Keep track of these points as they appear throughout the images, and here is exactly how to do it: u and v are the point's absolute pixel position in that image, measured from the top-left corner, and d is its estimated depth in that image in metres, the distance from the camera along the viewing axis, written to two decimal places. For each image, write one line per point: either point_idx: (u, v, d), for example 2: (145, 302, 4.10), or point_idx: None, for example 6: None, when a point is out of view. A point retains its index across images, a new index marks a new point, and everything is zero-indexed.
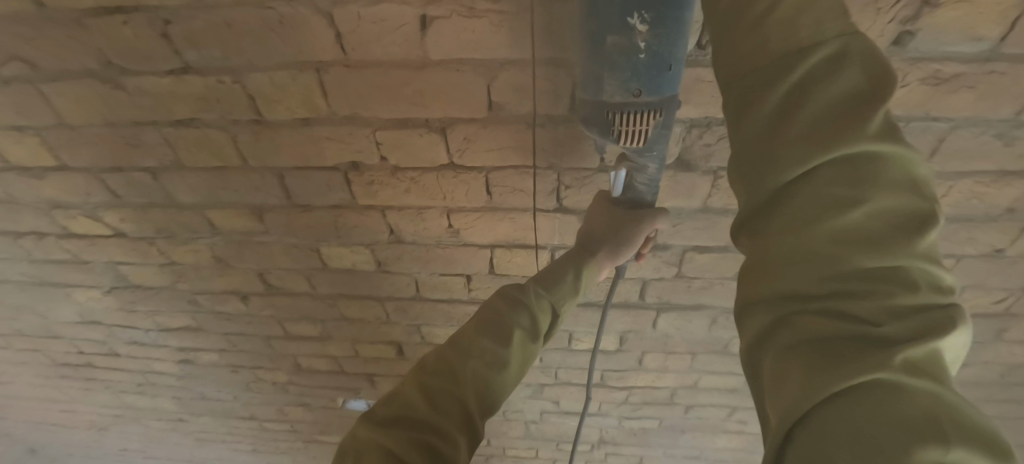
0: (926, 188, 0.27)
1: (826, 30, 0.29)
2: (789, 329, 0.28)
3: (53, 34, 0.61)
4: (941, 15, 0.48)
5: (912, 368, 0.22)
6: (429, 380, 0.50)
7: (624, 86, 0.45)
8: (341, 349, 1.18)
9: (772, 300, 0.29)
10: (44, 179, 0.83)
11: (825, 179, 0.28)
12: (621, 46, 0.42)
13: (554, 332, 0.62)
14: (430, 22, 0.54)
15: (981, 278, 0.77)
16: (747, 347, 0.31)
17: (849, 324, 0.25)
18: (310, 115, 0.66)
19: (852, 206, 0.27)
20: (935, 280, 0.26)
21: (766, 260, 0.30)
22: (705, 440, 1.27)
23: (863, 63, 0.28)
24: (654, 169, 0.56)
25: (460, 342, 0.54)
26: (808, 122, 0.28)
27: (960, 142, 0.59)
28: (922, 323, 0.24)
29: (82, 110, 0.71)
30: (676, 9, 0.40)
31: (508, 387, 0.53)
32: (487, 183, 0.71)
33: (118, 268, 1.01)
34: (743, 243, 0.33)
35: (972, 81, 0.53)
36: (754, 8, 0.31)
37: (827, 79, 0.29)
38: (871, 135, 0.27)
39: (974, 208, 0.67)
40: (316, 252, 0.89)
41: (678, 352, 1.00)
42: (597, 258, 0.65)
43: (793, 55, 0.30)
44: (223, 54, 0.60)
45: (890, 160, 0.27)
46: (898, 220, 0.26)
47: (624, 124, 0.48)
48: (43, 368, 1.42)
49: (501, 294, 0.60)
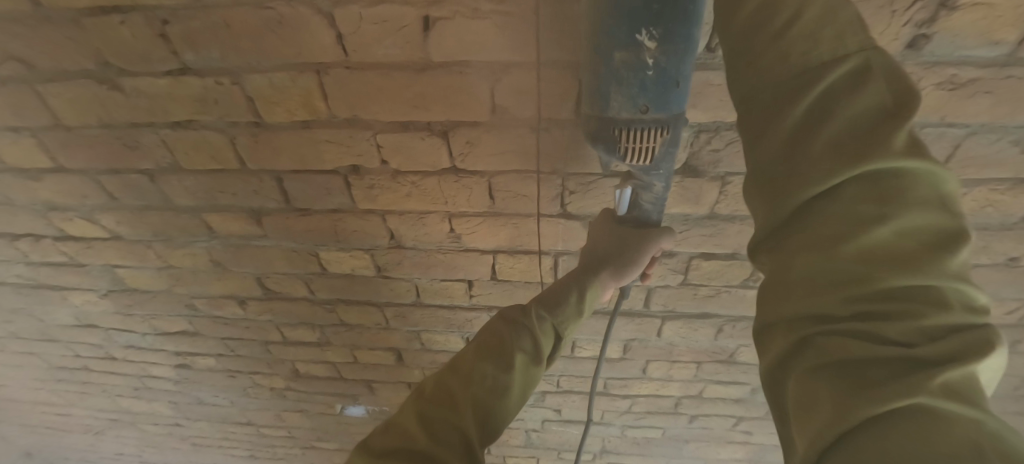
0: (956, 203, 0.26)
1: (846, 46, 0.29)
2: (815, 353, 0.26)
3: (50, 34, 0.60)
4: (958, 18, 0.47)
5: (951, 392, 0.21)
6: (429, 409, 0.49)
7: (631, 102, 0.43)
8: (340, 355, 1.16)
9: (795, 323, 0.28)
10: (41, 180, 0.82)
11: (851, 195, 0.26)
12: (628, 62, 0.41)
13: (557, 355, 0.61)
14: (432, 23, 0.53)
15: (994, 288, 0.75)
16: (769, 371, 0.30)
17: (881, 347, 0.24)
18: (310, 117, 0.65)
19: (880, 223, 0.25)
20: (970, 299, 0.24)
21: (789, 279, 0.28)
22: (709, 451, 1.24)
23: (886, 78, 0.27)
24: (661, 187, 0.55)
25: (460, 367, 0.52)
26: (831, 137, 0.27)
27: (976, 149, 0.58)
28: (959, 343, 0.22)
29: (80, 111, 0.70)
30: (685, 25, 0.39)
31: (511, 413, 0.51)
32: (489, 187, 0.69)
33: (115, 272, 1.00)
34: (762, 263, 0.32)
35: (989, 87, 0.52)
36: (771, 23, 0.30)
37: (849, 95, 0.28)
38: (898, 149, 0.25)
39: (989, 217, 0.65)
40: (315, 257, 0.88)
41: (683, 361, 0.98)
42: (600, 277, 0.61)
43: (813, 71, 0.29)
44: (222, 55, 0.59)
45: (919, 175, 0.26)
46: (929, 238, 0.25)
47: (630, 141, 0.46)
48: (39, 371, 1.40)
49: (502, 317, 0.58)
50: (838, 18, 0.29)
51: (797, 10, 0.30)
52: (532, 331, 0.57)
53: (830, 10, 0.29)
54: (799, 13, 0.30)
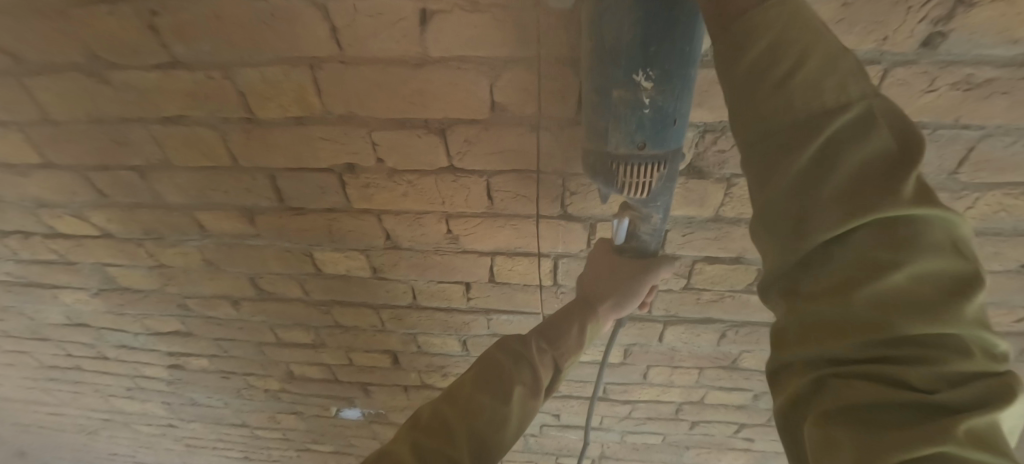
0: (968, 246, 0.25)
1: (849, 92, 0.26)
2: (831, 393, 0.26)
3: (35, 25, 0.58)
4: (977, 15, 0.45)
5: (980, 440, 0.21)
6: (424, 440, 0.46)
7: (629, 138, 0.43)
8: (335, 357, 1.14)
9: (810, 363, 0.28)
10: (29, 176, 0.80)
11: (862, 242, 0.25)
12: (626, 100, 0.40)
13: (554, 390, 0.59)
14: (430, 16, 0.51)
15: (1004, 295, 0.73)
16: (784, 407, 0.30)
17: (903, 393, 0.24)
18: (304, 113, 0.63)
19: (895, 271, 0.24)
20: (986, 346, 0.24)
21: (806, 324, 0.28)
22: (710, 456, 1.22)
23: (888, 125, 0.26)
24: (659, 219, 0.55)
25: (458, 397, 0.51)
26: (840, 184, 0.26)
27: (991, 152, 0.56)
28: (981, 390, 0.23)
29: (68, 105, 0.68)
30: (684, 67, 0.39)
31: (505, 448, 0.49)
32: (488, 188, 0.67)
33: (106, 270, 0.98)
34: (777, 303, 0.30)
35: (1006, 87, 0.50)
36: (773, 71, 0.27)
37: (855, 142, 0.26)
38: (908, 199, 0.24)
39: (1002, 222, 0.63)
40: (310, 258, 0.86)
41: (685, 367, 0.96)
42: (597, 312, 0.63)
43: (817, 118, 0.26)
44: (214, 49, 0.57)
45: (935, 222, 0.25)
46: (945, 286, 0.24)
47: (629, 177, 0.45)
48: (31, 370, 1.38)
49: (501, 347, 0.57)
50: (838, 64, 0.27)
51: (798, 60, 0.27)
52: (532, 364, 0.56)
53: (831, 54, 0.27)
54: (801, 62, 0.27)
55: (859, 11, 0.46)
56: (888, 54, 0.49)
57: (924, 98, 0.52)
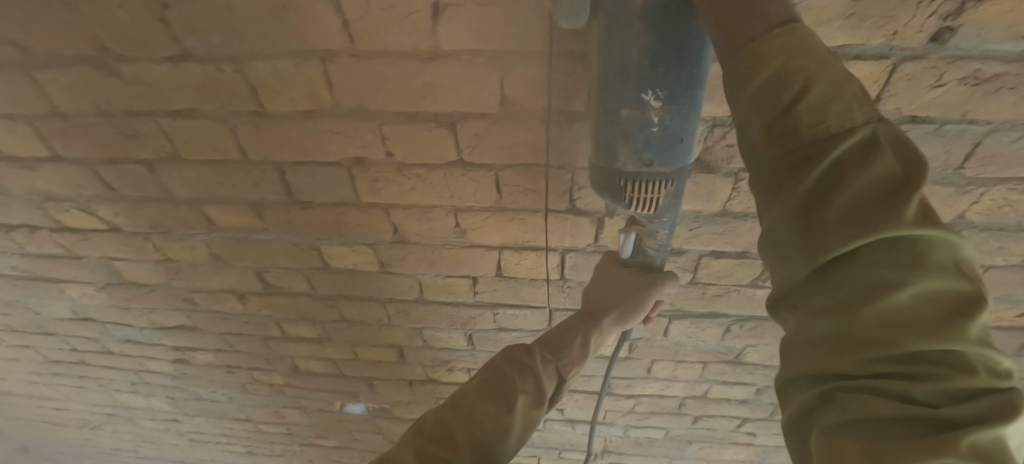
0: (971, 268, 0.26)
1: (853, 118, 0.27)
2: (836, 406, 0.28)
3: (44, 17, 0.58)
4: (986, 10, 0.45)
5: (981, 454, 0.22)
6: (429, 447, 0.50)
7: (636, 156, 0.43)
8: (340, 351, 1.14)
9: (816, 376, 0.29)
10: (36, 170, 0.80)
11: (868, 261, 0.26)
12: (634, 119, 0.41)
13: (557, 399, 0.59)
14: (441, 10, 0.51)
15: (1006, 290, 0.74)
16: (792, 421, 0.31)
17: (908, 407, 0.25)
18: (313, 107, 0.63)
19: (897, 289, 0.25)
20: (993, 363, 0.25)
21: (814, 341, 0.29)
22: (713, 451, 1.23)
23: (892, 149, 0.26)
24: (664, 235, 0.55)
25: (460, 406, 0.52)
26: (847, 202, 0.26)
27: (997, 147, 0.56)
28: (987, 406, 0.23)
29: (77, 98, 0.68)
30: (690, 87, 0.39)
31: (510, 452, 0.51)
32: (496, 182, 0.68)
33: (112, 264, 0.99)
34: (785, 319, 0.31)
35: (1013, 82, 0.50)
36: (779, 97, 0.28)
37: (860, 164, 0.26)
38: (911, 219, 0.25)
39: (1005, 217, 0.64)
40: (317, 252, 0.87)
41: (689, 361, 0.97)
42: (602, 325, 0.62)
43: (822, 141, 0.27)
44: (224, 41, 0.58)
45: (938, 243, 0.25)
46: (947, 306, 0.25)
47: (636, 192, 0.46)
48: (34, 364, 1.39)
49: (507, 356, 0.56)
50: (843, 90, 0.28)
51: (804, 87, 0.28)
52: (535, 373, 0.55)
53: (835, 82, 0.28)
54: (806, 89, 0.27)
55: (870, 5, 0.46)
56: (897, 49, 0.49)
57: (932, 93, 0.52)
